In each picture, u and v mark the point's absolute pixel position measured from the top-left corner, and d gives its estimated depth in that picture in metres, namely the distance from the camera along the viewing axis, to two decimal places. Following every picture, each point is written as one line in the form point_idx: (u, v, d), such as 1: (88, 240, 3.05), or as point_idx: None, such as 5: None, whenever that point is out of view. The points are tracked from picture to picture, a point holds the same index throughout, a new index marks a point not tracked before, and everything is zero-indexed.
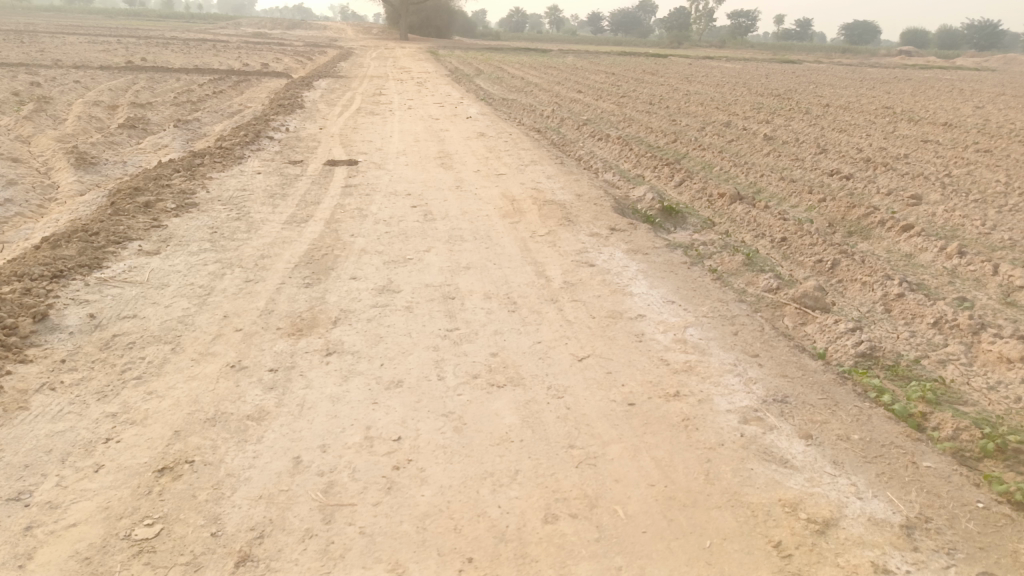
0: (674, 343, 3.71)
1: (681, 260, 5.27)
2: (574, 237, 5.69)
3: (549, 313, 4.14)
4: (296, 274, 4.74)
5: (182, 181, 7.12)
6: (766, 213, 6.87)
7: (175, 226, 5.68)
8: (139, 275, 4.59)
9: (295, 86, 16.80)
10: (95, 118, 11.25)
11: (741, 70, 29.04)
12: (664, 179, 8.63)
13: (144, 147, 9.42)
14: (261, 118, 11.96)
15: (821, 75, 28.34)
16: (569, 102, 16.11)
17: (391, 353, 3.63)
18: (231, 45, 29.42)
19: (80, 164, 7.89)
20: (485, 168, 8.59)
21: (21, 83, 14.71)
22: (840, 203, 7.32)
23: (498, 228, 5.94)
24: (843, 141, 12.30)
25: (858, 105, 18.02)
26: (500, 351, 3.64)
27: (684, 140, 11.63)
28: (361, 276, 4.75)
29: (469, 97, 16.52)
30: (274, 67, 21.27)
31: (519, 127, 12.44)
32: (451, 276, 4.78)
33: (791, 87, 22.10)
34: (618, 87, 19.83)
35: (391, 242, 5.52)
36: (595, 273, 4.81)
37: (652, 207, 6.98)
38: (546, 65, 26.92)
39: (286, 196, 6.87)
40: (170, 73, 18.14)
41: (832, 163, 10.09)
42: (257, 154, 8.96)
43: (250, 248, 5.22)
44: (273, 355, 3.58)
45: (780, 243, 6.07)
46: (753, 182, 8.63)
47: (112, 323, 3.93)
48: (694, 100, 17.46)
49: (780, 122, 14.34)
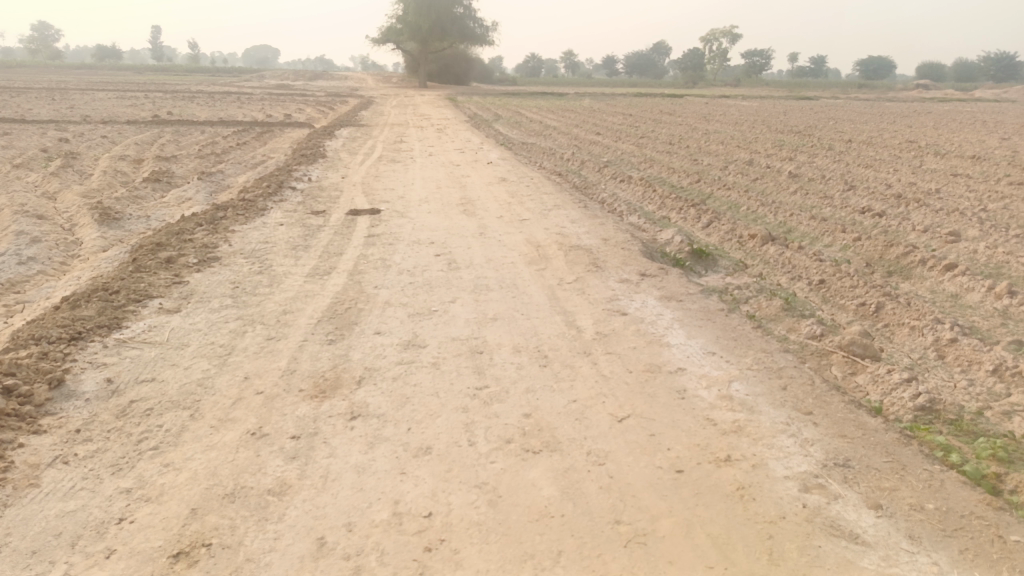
0: (719, 399, 3.48)
1: (717, 306, 5.06)
2: (604, 283, 5.50)
3: (583, 367, 3.93)
4: (319, 330, 4.59)
5: (204, 235, 7.08)
6: (800, 254, 6.64)
7: (197, 282, 5.59)
8: (158, 335, 4.47)
9: (317, 135, 17.01)
10: (121, 173, 11.39)
11: (759, 108, 29.08)
12: (691, 219, 8.46)
13: (168, 201, 9.45)
14: (283, 168, 12.04)
15: (839, 111, 28.24)
16: (588, 145, 16.08)
17: (418, 415, 3.43)
18: (255, 97, 30.09)
19: (104, 220, 7.92)
20: (508, 213, 8.49)
21: (51, 139, 15.02)
22: (876, 242, 7.09)
23: (524, 276, 5.78)
24: (871, 177, 12.08)
25: (881, 140, 17.83)
26: (533, 411, 3.43)
27: (708, 180, 11.48)
28: (385, 330, 4.59)
29: (489, 142, 16.56)
30: (297, 117, 21.63)
31: (540, 171, 12.39)
32: (478, 328, 4.60)
33: (811, 124, 21.96)
34: (636, 128, 19.85)
35: (415, 293, 5.37)
36: (628, 322, 4.61)
37: (681, 250, 6.79)
38: (563, 108, 27.13)
39: (308, 248, 6.78)
40: (196, 126, 18.49)
41: (862, 200, 9.85)
42: (280, 205, 8.94)
43: (271, 304, 5.10)
44: (295, 421, 3.40)
45: (818, 285, 5.83)
46: (783, 222, 8.42)
47: (130, 387, 3.79)
48: (715, 139, 17.36)
49: (803, 159, 14.18)
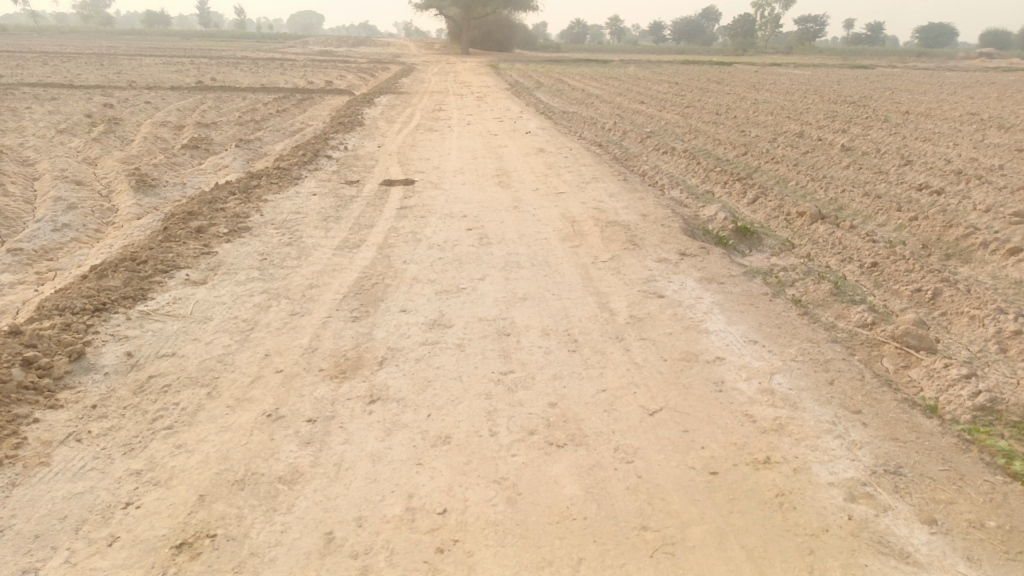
0: (759, 394, 3.26)
1: (760, 290, 4.79)
2: (641, 263, 5.26)
3: (614, 354, 3.73)
4: (344, 306, 4.47)
5: (236, 204, 7.02)
6: (852, 235, 6.28)
7: (225, 252, 5.53)
8: (182, 308, 4.40)
9: (356, 103, 16.89)
10: (161, 139, 11.43)
11: (811, 77, 28.04)
12: (735, 195, 8.12)
13: (205, 168, 9.44)
14: (320, 136, 11.96)
15: (895, 81, 27.04)
16: (631, 115, 15.63)
17: (439, 401, 3.27)
18: (298, 63, 30.12)
19: (140, 187, 7.92)
20: (544, 186, 8.24)
21: (96, 104, 15.19)
22: (935, 223, 6.67)
23: (558, 253, 5.57)
24: (928, 151, 11.48)
25: (941, 112, 16.99)
26: (560, 400, 3.25)
27: (754, 152, 11.03)
28: (411, 308, 4.44)
29: (529, 111, 16.22)
30: (337, 84, 21.52)
31: (580, 141, 12.08)
32: (507, 308, 4.42)
33: (865, 94, 21.04)
34: (681, 97, 19.29)
35: (444, 269, 5.21)
36: (665, 306, 4.38)
37: (724, 228, 6.48)
38: (606, 76, 26.49)
39: (339, 219, 6.67)
40: (237, 92, 18.53)
41: (919, 176, 9.35)
42: (314, 174, 8.85)
43: (298, 277, 4.99)
44: (313, 403, 3.29)
45: (870, 268, 5.50)
46: (833, 199, 8.01)
47: (150, 362, 3.72)
48: (763, 110, 16.72)
49: (857, 131, 13.56)
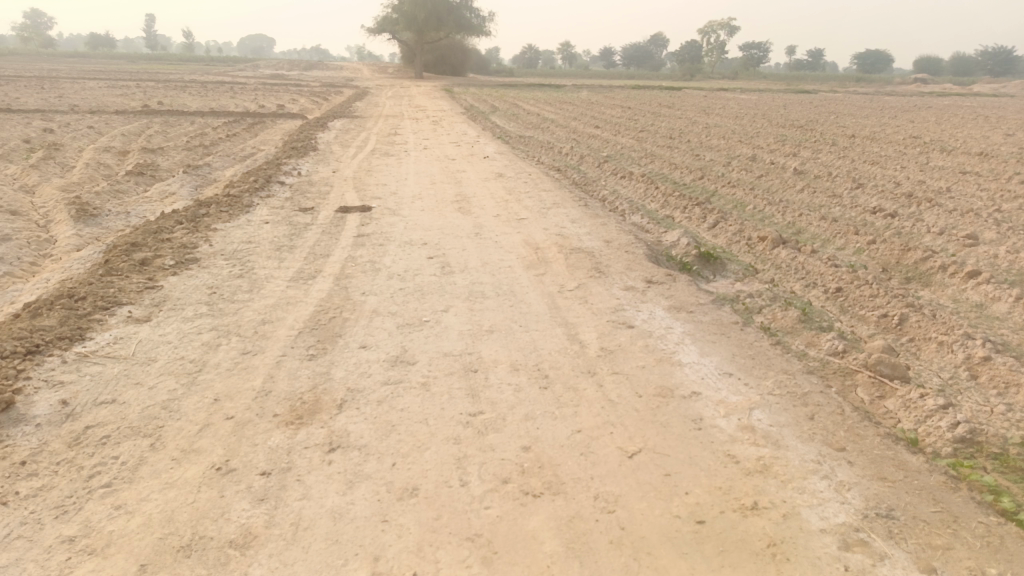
0: (739, 431, 3.14)
1: (730, 318, 4.71)
2: (608, 291, 5.14)
3: (587, 390, 3.57)
4: (300, 342, 4.23)
5: (184, 234, 6.70)
6: (814, 259, 6.28)
7: (171, 286, 5.22)
8: (123, 349, 4.09)
9: (310, 127, 16.58)
10: (104, 165, 10.97)
11: (759, 101, 28.72)
12: (696, 219, 8.11)
13: (150, 196, 9.05)
14: (273, 162, 11.63)
15: (840, 105, 27.89)
16: (587, 139, 15.66)
17: (404, 448, 3.06)
18: (250, 86, 29.63)
19: (80, 216, 7.52)
20: (505, 212, 8.10)
21: (34, 129, 14.58)
22: (893, 246, 6.74)
23: (523, 282, 5.42)
24: (878, 174, 11.73)
25: (885, 135, 17.51)
26: (533, 443, 3.08)
27: (711, 176, 11.12)
28: (372, 344, 4.22)
29: (486, 135, 16.14)
30: (290, 108, 21.18)
31: (538, 166, 12.02)
32: (473, 342, 4.24)
33: (813, 118, 21.58)
34: (636, 121, 19.49)
35: (405, 300, 5.00)
36: (636, 337, 4.25)
37: (688, 253, 6.43)
38: (560, 100, 26.70)
39: (293, 249, 6.41)
40: (186, 116, 18.05)
41: (871, 199, 9.52)
42: (267, 201, 8.55)
43: (250, 312, 4.73)
44: (267, 454, 3.04)
45: (835, 294, 5.48)
46: (791, 222, 8.05)
47: (86, 411, 3.42)
48: (716, 133, 16.99)
49: (807, 154, 13.84)
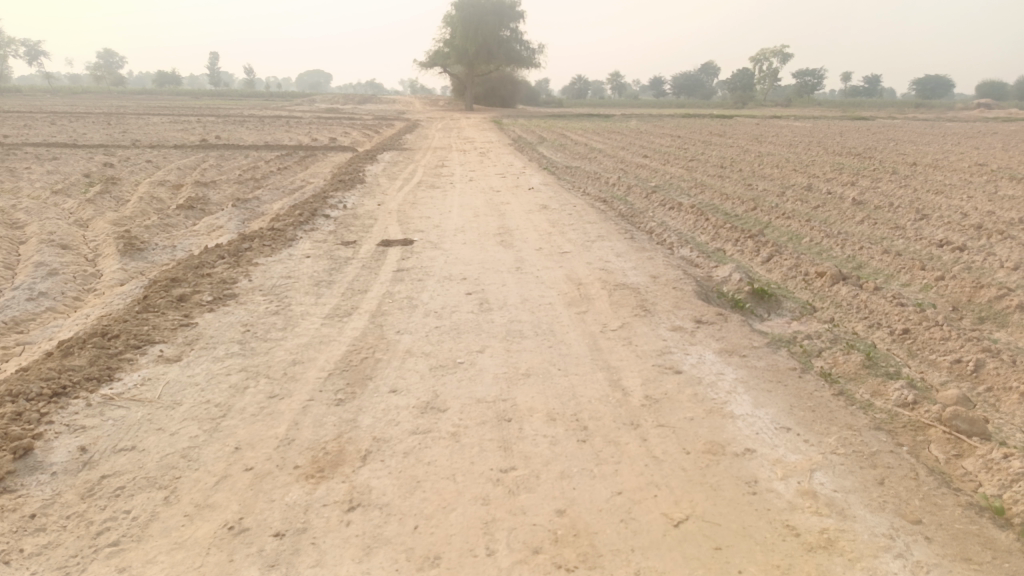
0: (799, 497, 2.82)
1: (787, 363, 4.36)
2: (654, 331, 4.86)
3: (629, 445, 3.29)
4: (329, 386, 4.06)
5: (224, 269, 6.68)
6: (878, 297, 5.87)
7: (206, 323, 5.15)
8: (149, 391, 3.99)
9: (358, 160, 16.75)
10: (157, 199, 11.21)
11: (814, 129, 28.05)
12: (748, 252, 7.76)
13: (198, 229, 9.14)
14: (320, 194, 11.71)
15: (899, 132, 27.00)
16: (635, 169, 15.40)
17: (428, 508, 2.84)
18: (304, 120, 30.36)
19: (128, 250, 7.61)
20: (548, 245, 7.89)
21: (96, 164, 15.09)
22: (964, 283, 6.27)
23: (564, 320, 5.17)
24: (943, 204, 11.15)
25: (948, 163, 16.77)
26: (568, 506, 2.82)
27: (764, 207, 10.73)
28: (402, 388, 4.02)
29: (532, 166, 16.03)
30: (341, 141, 21.55)
31: (584, 197, 11.82)
32: (508, 387, 4.00)
33: (870, 145, 20.89)
34: (685, 151, 19.16)
35: (439, 340, 4.80)
36: (683, 384, 3.95)
37: (740, 290, 6.10)
38: (609, 130, 26.58)
39: (332, 284, 6.31)
40: (240, 150, 18.48)
41: (938, 231, 9.00)
42: (309, 235, 8.53)
43: (281, 352, 4.59)
44: (283, 512, 2.86)
45: (902, 336, 5.07)
46: (850, 257, 7.62)
47: (105, 459, 3.30)
48: (769, 162, 16.55)
49: (866, 183, 13.31)
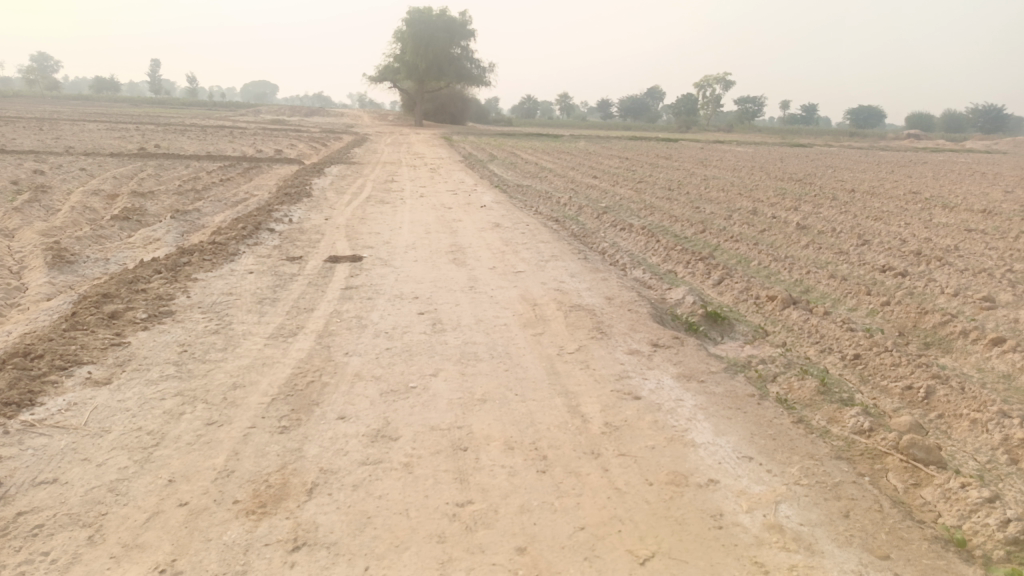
0: (766, 531, 2.75)
1: (745, 389, 4.33)
2: (611, 355, 4.78)
3: (590, 475, 3.17)
4: (273, 412, 3.83)
5: (161, 284, 6.33)
6: (828, 322, 5.93)
7: (140, 343, 4.84)
8: (75, 418, 3.69)
9: (305, 173, 16.38)
10: (90, 209, 10.67)
11: (756, 154, 28.81)
12: (700, 274, 7.80)
13: (133, 242, 8.71)
14: (264, 208, 11.35)
15: (836, 159, 27.98)
16: (585, 189, 15.46)
17: (380, 548, 2.65)
18: (249, 131, 29.66)
19: (56, 263, 7.17)
20: (501, 264, 7.77)
21: (25, 170, 14.34)
22: (909, 309, 6.41)
23: (519, 342, 5.05)
24: (882, 230, 11.49)
25: (884, 190, 17.38)
26: (529, 544, 2.67)
27: (713, 230, 10.86)
28: (351, 414, 3.82)
29: (483, 184, 15.94)
30: (287, 153, 21.08)
31: (536, 216, 11.77)
32: (463, 412, 3.84)
33: (810, 172, 21.53)
34: (634, 172, 19.39)
35: (390, 363, 4.61)
36: (643, 411, 3.86)
37: (694, 313, 6.09)
38: (558, 150, 26.76)
39: (276, 301, 6.04)
40: (181, 160, 17.86)
41: (879, 257, 9.24)
42: (253, 249, 8.22)
43: (221, 375, 4.33)
44: (221, 553, 2.63)
45: (853, 361, 5.12)
46: (798, 281, 7.73)
47: (22, 493, 3.00)
48: (715, 185, 16.86)
49: (808, 208, 13.65)
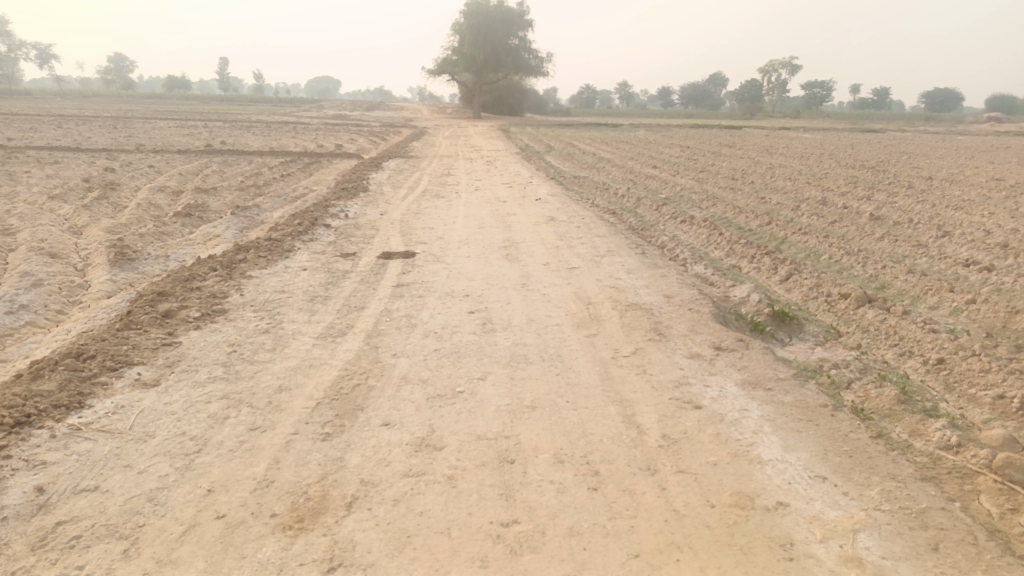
0: (842, 565, 2.49)
1: (816, 398, 4.01)
2: (670, 359, 4.51)
3: (646, 495, 2.94)
4: (316, 417, 3.72)
5: (215, 282, 6.36)
6: (907, 322, 5.50)
7: (190, 343, 4.83)
8: (121, 421, 3.66)
9: (364, 168, 16.47)
10: (155, 205, 10.93)
11: (823, 141, 27.69)
12: (765, 270, 7.42)
13: (193, 238, 8.84)
14: (321, 203, 11.41)
15: (909, 144, 26.64)
16: (644, 180, 15.06)
17: (419, 572, 2.49)
18: (311, 126, 30.16)
19: (118, 261, 7.30)
20: (555, 260, 7.55)
21: (97, 169, 14.84)
22: (997, 308, 5.91)
23: (572, 344, 4.82)
24: (963, 220, 10.77)
25: (964, 177, 16.39)
26: (578, 572, 2.47)
27: (779, 221, 10.38)
28: (396, 421, 3.68)
29: (539, 176, 15.70)
30: (347, 148, 21.29)
31: (593, 208, 11.49)
32: (512, 421, 3.65)
33: (883, 158, 20.52)
34: (695, 162, 18.82)
35: (438, 365, 4.45)
36: (704, 422, 3.60)
37: (759, 312, 5.75)
38: (617, 139, 26.27)
39: (327, 299, 5.98)
40: (244, 156, 18.22)
41: (962, 250, 8.62)
42: (308, 246, 8.22)
43: (268, 377, 4.26)
44: (255, 572, 2.52)
45: (936, 366, 4.70)
46: (873, 277, 7.26)
47: (63, 501, 2.97)
48: (782, 174, 16.21)
49: (881, 197, 12.97)
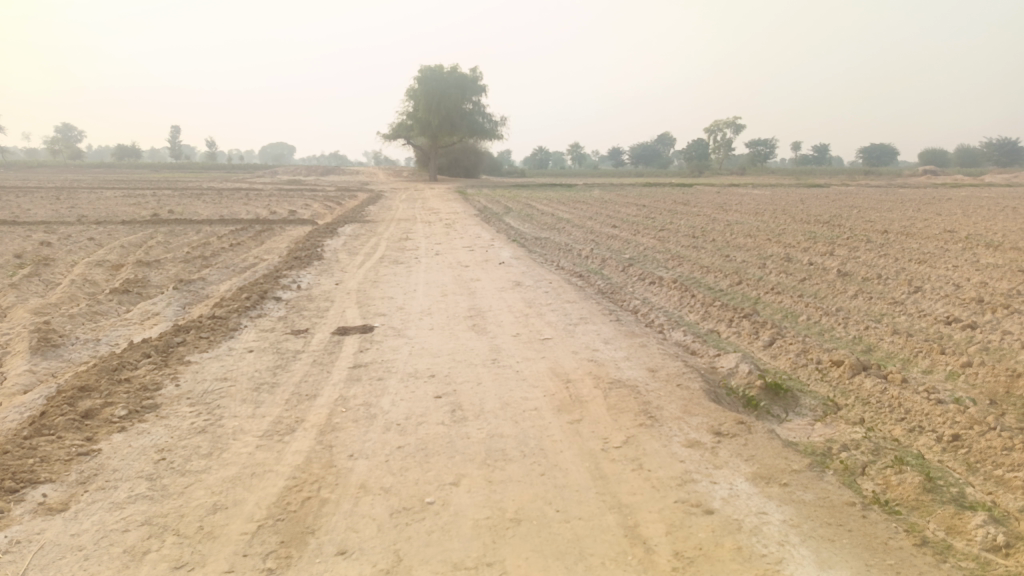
0: None
1: (840, 494, 3.53)
2: (667, 449, 4.00)
3: None
4: (257, 547, 3.09)
5: (148, 371, 5.67)
6: (909, 392, 5.10)
7: (112, 449, 4.14)
8: (14, 564, 2.98)
9: (318, 234, 15.88)
10: (90, 282, 10.16)
11: (774, 197, 28.11)
12: (746, 334, 7.04)
13: (129, 318, 8.12)
14: (272, 274, 10.79)
15: (858, 198, 27.21)
16: (606, 240, 14.81)
17: None
18: (264, 193, 29.57)
19: (40, 349, 6.56)
20: (525, 330, 7.05)
21: (31, 243, 13.95)
22: (997, 371, 5.57)
23: (555, 434, 4.28)
24: (929, 275, 10.66)
25: (918, 230, 16.55)
26: None
27: (749, 280, 10.10)
28: (354, 548, 3.06)
29: (500, 239, 15.34)
30: (301, 214, 20.74)
31: (558, 272, 11.10)
32: (494, 541, 3.07)
33: (835, 212, 20.77)
34: (653, 220, 18.73)
35: (402, 469, 3.84)
36: (720, 532, 3.08)
37: (751, 385, 5.30)
38: (575, 199, 26.24)
39: (276, 387, 5.34)
40: (193, 225, 17.49)
41: (938, 306, 8.40)
42: (256, 323, 7.58)
43: (202, 492, 3.60)
44: None
45: (953, 443, 4.28)
46: (857, 339, 6.93)
47: None
48: (741, 231, 16.15)
49: (843, 253, 12.90)
